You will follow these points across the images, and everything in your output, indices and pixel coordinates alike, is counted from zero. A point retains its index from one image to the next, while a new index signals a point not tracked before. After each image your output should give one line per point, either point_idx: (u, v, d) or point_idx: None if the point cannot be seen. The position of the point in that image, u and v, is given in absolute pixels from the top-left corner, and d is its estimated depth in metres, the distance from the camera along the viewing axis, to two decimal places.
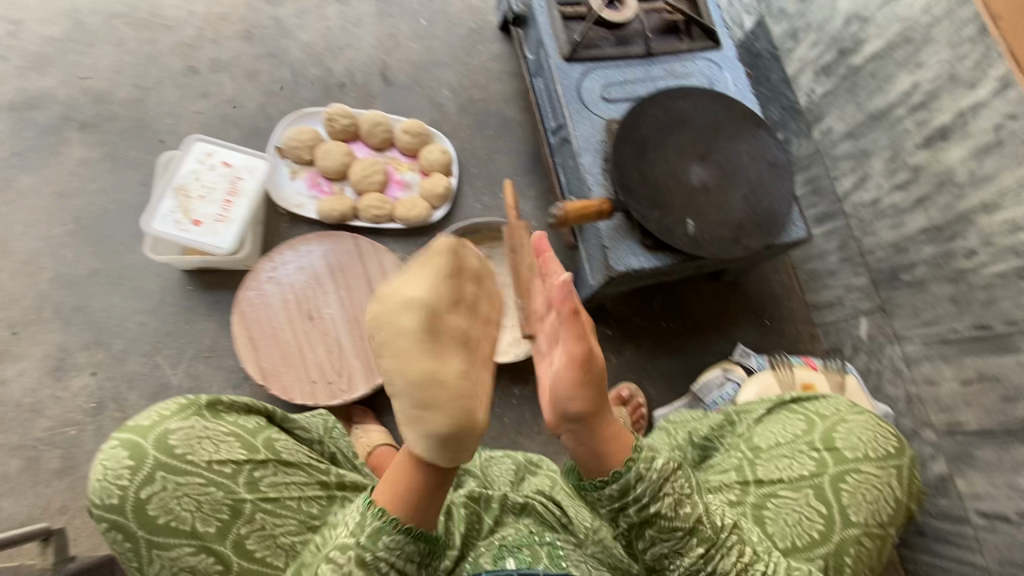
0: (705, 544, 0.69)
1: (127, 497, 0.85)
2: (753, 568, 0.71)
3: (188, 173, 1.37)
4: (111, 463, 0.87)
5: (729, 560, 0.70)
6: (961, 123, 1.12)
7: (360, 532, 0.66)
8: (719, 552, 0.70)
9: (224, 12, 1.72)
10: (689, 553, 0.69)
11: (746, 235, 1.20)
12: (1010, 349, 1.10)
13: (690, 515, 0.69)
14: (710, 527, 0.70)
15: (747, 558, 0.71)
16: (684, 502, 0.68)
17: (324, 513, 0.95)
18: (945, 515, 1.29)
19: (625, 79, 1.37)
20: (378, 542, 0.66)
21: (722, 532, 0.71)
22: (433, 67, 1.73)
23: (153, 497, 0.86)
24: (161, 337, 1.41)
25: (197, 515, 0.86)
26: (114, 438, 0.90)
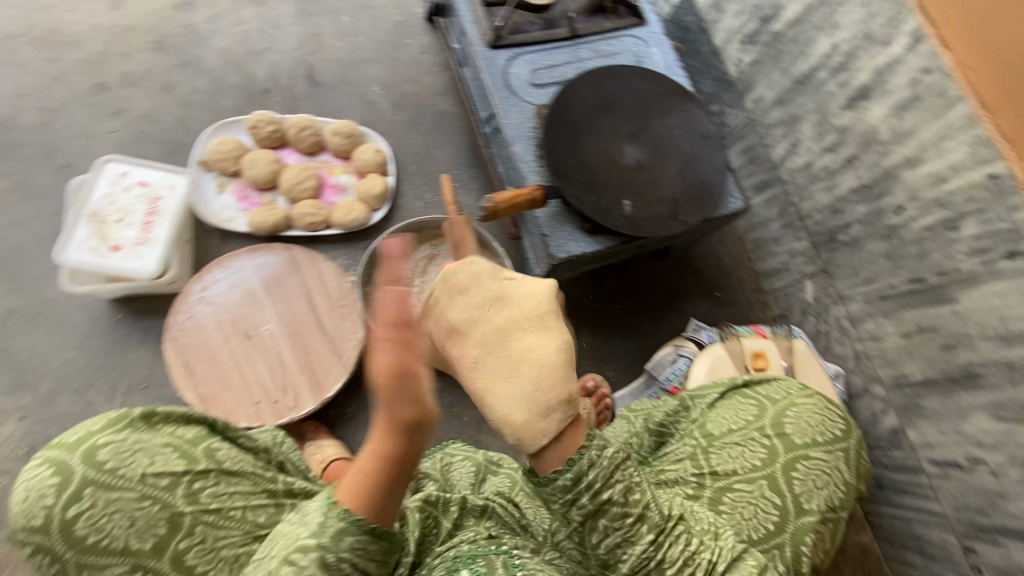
0: (655, 531, 0.68)
1: (50, 519, 0.77)
2: (701, 556, 0.69)
3: (101, 197, 1.30)
4: (34, 481, 0.79)
5: (678, 548, 0.69)
6: (879, 81, 1.13)
7: (322, 533, 0.63)
8: (670, 539, 0.69)
9: (132, 24, 1.63)
10: (640, 541, 0.68)
11: (684, 211, 1.19)
12: (945, 299, 1.12)
13: (640, 501, 0.69)
14: (660, 514, 0.69)
15: (695, 546, 0.69)
16: (634, 489, 0.69)
17: (272, 522, 0.89)
18: (900, 466, 1.32)
19: (552, 62, 1.35)
20: (342, 543, 0.63)
21: (672, 518, 0.70)
22: (360, 64, 1.66)
23: (81, 518, 0.78)
24: (92, 372, 1.34)
25: (131, 533, 0.79)
26: (41, 456, 0.82)
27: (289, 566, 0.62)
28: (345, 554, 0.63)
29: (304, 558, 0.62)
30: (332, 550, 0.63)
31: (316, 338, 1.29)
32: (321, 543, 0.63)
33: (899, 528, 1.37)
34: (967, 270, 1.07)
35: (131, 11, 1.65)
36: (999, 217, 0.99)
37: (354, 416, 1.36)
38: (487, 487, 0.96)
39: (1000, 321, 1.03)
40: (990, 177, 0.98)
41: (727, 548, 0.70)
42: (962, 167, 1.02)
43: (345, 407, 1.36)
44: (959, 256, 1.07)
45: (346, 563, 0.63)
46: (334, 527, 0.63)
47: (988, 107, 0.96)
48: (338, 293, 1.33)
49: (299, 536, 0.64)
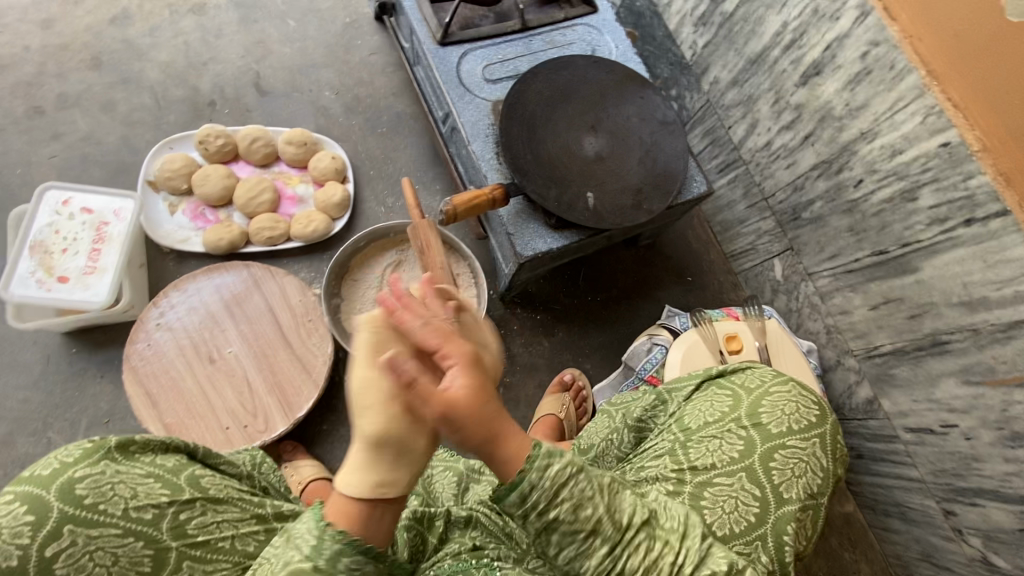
0: (609, 544, 0.67)
1: (25, 562, 0.64)
2: (663, 561, 0.68)
3: (43, 227, 1.24)
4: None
5: (637, 558, 0.67)
6: (830, 57, 1.13)
7: (319, 556, 0.60)
8: (627, 551, 0.67)
9: (64, 42, 1.56)
10: (594, 554, 0.66)
11: (648, 199, 1.17)
12: (907, 270, 1.13)
13: (590, 517, 0.66)
14: (614, 527, 0.67)
15: (657, 553, 0.68)
16: (584, 505, 0.65)
17: (263, 552, 0.78)
18: (877, 435, 1.34)
19: (505, 56, 1.32)
20: (337, 565, 0.60)
21: (628, 531, 0.68)
22: (310, 69, 1.61)
23: (60, 560, 0.66)
24: (50, 410, 1.28)
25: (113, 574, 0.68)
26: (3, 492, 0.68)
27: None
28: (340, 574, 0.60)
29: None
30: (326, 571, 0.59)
31: (283, 357, 1.25)
32: (316, 564, 0.59)
33: (880, 496, 1.39)
34: (927, 239, 1.08)
35: (62, 29, 1.57)
36: (954, 185, 0.99)
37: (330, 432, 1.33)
38: (471, 496, 0.93)
39: (962, 288, 1.04)
40: (942, 146, 0.99)
41: (694, 547, 0.70)
42: (916, 138, 1.03)
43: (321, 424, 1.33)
44: (919, 227, 1.08)
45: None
46: (329, 549, 0.60)
47: (936, 76, 0.97)
48: (303, 310, 1.29)
49: (291, 559, 0.60)
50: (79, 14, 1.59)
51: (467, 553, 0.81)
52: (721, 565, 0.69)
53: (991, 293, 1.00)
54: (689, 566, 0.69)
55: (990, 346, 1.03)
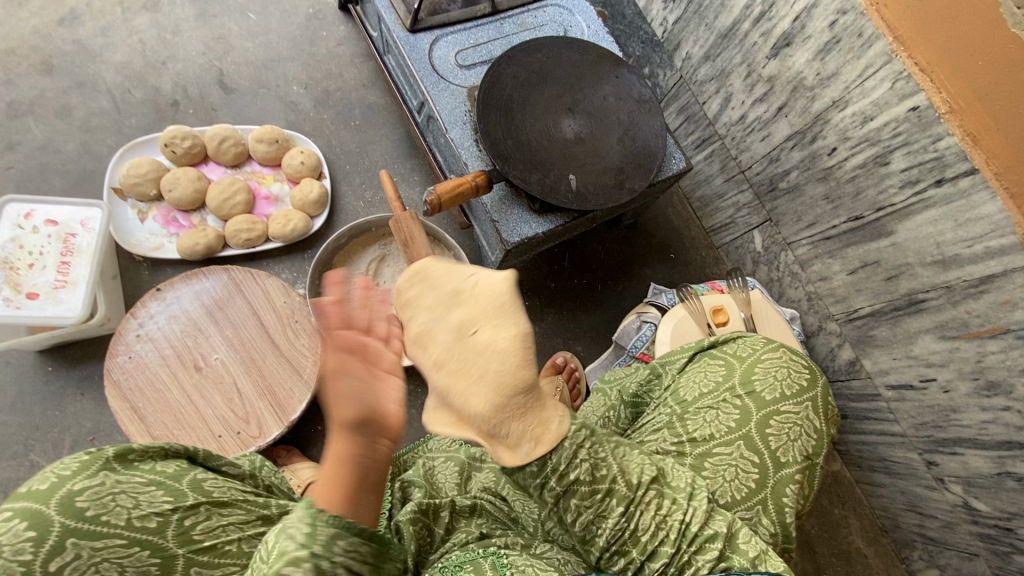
0: (624, 504, 0.68)
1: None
2: (672, 517, 0.70)
3: (6, 243, 1.18)
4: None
5: (649, 515, 0.69)
6: (799, 27, 1.14)
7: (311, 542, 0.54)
8: (640, 508, 0.69)
9: (11, 46, 1.48)
10: (611, 515, 0.67)
11: (629, 177, 1.17)
12: (883, 233, 1.16)
13: (605, 477, 0.67)
14: (626, 485, 0.68)
15: (666, 509, 0.70)
16: (598, 466, 0.67)
17: None
18: (860, 395, 1.38)
19: (477, 41, 1.30)
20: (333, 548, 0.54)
21: (640, 490, 0.69)
22: (275, 63, 1.56)
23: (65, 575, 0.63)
24: (30, 432, 1.23)
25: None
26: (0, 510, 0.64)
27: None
28: (340, 559, 0.54)
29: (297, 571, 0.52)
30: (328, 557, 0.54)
31: (271, 359, 1.23)
32: (314, 551, 0.53)
33: (865, 452, 1.45)
34: (900, 202, 1.11)
35: (8, 32, 1.49)
36: (923, 148, 1.02)
37: (326, 434, 1.32)
38: (474, 485, 0.92)
39: (936, 247, 1.08)
40: (911, 110, 1.02)
41: (699, 508, 0.72)
42: (886, 104, 1.06)
43: (316, 425, 1.32)
44: (892, 190, 1.11)
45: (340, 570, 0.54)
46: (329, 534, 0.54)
47: (902, 42, 1.00)
48: (289, 309, 1.27)
49: (285, 549, 0.54)
50: (24, 16, 1.51)
51: (473, 543, 0.80)
52: (720, 528, 0.71)
53: (962, 250, 1.03)
54: (694, 524, 0.70)
55: (963, 302, 1.07)
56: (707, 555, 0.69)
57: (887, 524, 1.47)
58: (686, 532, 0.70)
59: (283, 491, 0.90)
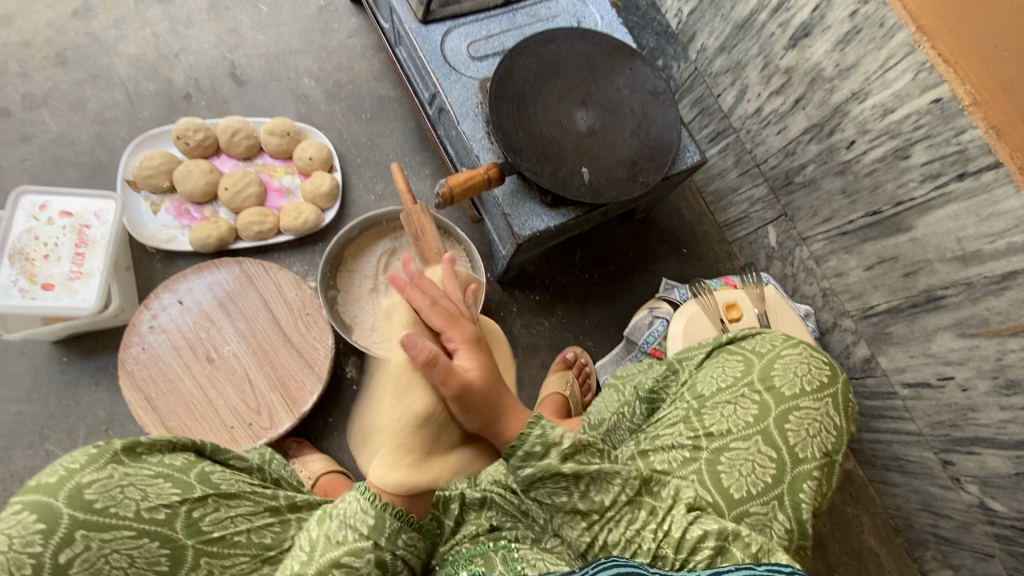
0: (589, 521, 0.75)
1: (39, 568, 0.63)
2: (646, 530, 0.73)
3: (21, 234, 1.19)
4: (10, 533, 0.63)
5: (617, 531, 0.74)
6: (818, 17, 1.12)
7: (377, 535, 0.67)
8: (608, 525, 0.74)
9: (26, 38, 1.49)
10: (577, 527, 0.75)
11: (643, 171, 1.16)
12: (902, 228, 1.14)
13: (568, 500, 0.75)
14: (592, 507, 0.75)
15: (640, 524, 0.74)
16: (560, 491, 0.75)
17: (279, 542, 0.77)
18: (875, 393, 1.36)
19: (489, 32, 1.29)
20: (396, 541, 0.68)
21: (610, 510, 0.75)
22: (287, 55, 1.56)
23: (76, 565, 0.64)
24: (46, 422, 1.25)
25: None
26: (14, 502, 0.66)
27: (342, 569, 0.64)
28: (400, 550, 0.69)
29: (356, 560, 0.65)
30: (386, 548, 0.67)
31: (283, 351, 1.24)
32: (377, 542, 0.66)
33: (879, 451, 1.43)
34: (920, 197, 1.08)
35: (23, 25, 1.50)
36: (945, 141, 1.00)
37: (336, 425, 1.32)
38: (483, 476, 0.90)
39: (956, 243, 1.06)
40: (934, 102, 0.99)
41: (679, 518, 0.74)
42: (906, 96, 1.03)
43: (326, 417, 1.32)
44: (911, 184, 1.09)
45: (399, 561, 0.69)
46: (388, 526, 0.68)
47: (925, 31, 0.97)
48: (300, 302, 1.27)
49: (343, 538, 0.66)
50: (39, 8, 1.52)
51: (484, 536, 0.80)
52: (711, 527, 0.72)
53: (984, 246, 1.01)
54: (677, 531, 0.72)
55: (984, 299, 1.05)
56: (699, 555, 0.71)
57: (900, 523, 1.45)
58: (664, 540, 0.72)
59: (291, 483, 0.90)
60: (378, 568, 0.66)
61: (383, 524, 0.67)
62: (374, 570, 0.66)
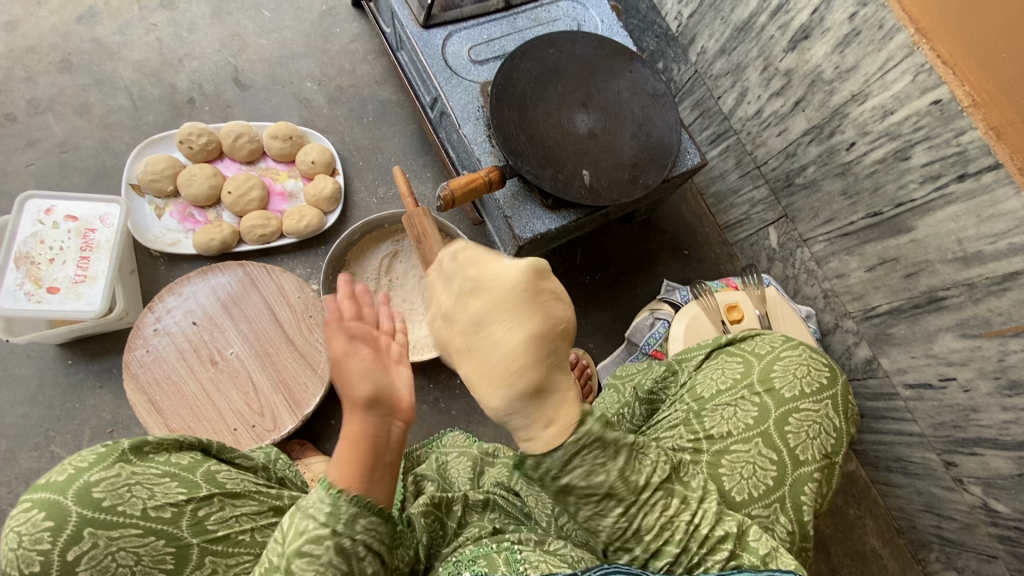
0: (625, 505, 0.66)
1: (49, 564, 0.64)
2: (678, 518, 0.68)
3: (27, 238, 1.20)
4: (21, 531, 0.65)
5: (652, 516, 0.67)
6: (818, 20, 1.13)
7: (335, 519, 0.57)
8: (643, 509, 0.67)
9: (31, 44, 1.51)
10: (610, 514, 0.66)
11: (643, 173, 1.16)
12: (903, 230, 1.14)
13: (604, 482, 0.64)
14: (628, 489, 0.66)
15: (673, 510, 0.68)
16: (596, 472, 0.64)
17: None
18: (877, 394, 1.36)
19: (490, 36, 1.30)
20: (356, 527, 0.58)
21: (644, 491, 0.67)
22: (290, 60, 1.57)
23: (83, 563, 0.65)
24: (51, 424, 1.26)
25: (136, 574, 0.67)
26: (25, 500, 0.67)
27: (303, 559, 0.55)
28: (360, 536, 0.58)
29: (318, 547, 0.56)
30: (347, 535, 0.57)
31: (285, 353, 1.24)
32: (335, 529, 0.57)
33: (882, 452, 1.43)
34: (921, 198, 1.09)
35: (28, 31, 1.52)
36: (945, 142, 1.00)
37: (339, 427, 1.33)
38: (486, 479, 0.92)
39: (957, 244, 1.06)
40: (933, 104, 0.99)
41: (710, 509, 0.71)
42: (906, 98, 1.04)
43: (329, 419, 1.33)
44: (912, 185, 1.09)
45: (361, 546, 0.58)
46: (347, 512, 0.57)
47: (923, 33, 0.98)
48: (302, 305, 1.28)
49: (304, 527, 0.57)
50: (44, 15, 1.54)
51: (486, 537, 0.80)
52: (730, 528, 0.70)
53: (985, 247, 1.02)
54: (704, 526, 0.69)
55: (985, 300, 1.05)
56: (719, 555, 0.68)
57: (904, 525, 1.45)
58: (694, 533, 0.68)
59: (296, 484, 0.90)
60: (339, 557, 0.57)
61: (340, 511, 0.57)
62: (336, 561, 0.57)
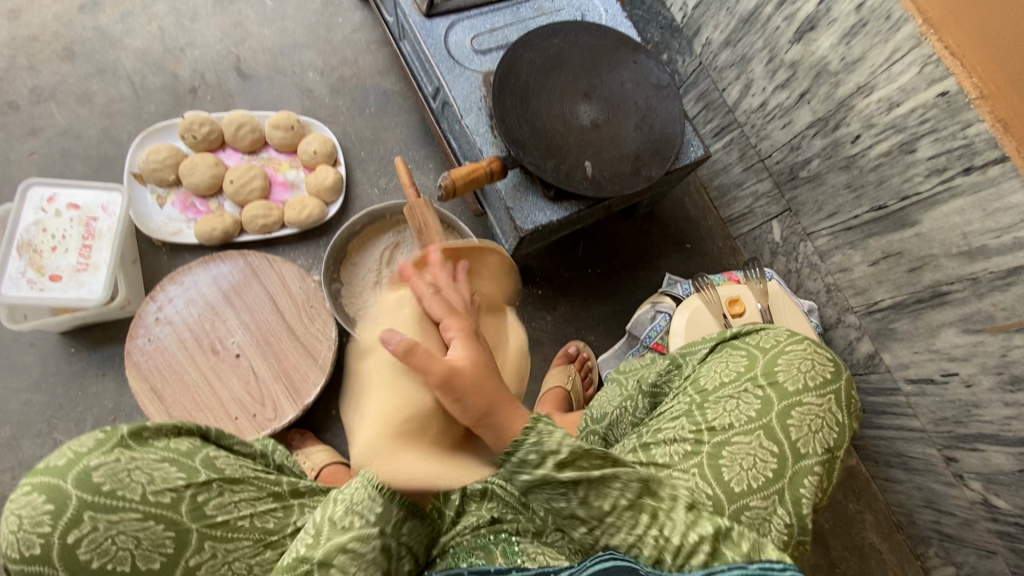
0: (589, 526, 0.69)
1: (49, 547, 0.65)
2: (648, 535, 0.67)
3: (28, 226, 1.20)
4: (22, 514, 0.66)
5: (618, 537, 0.68)
6: (825, 10, 1.11)
7: (384, 521, 0.63)
8: (608, 530, 0.68)
9: (34, 32, 1.51)
10: (576, 530, 0.70)
11: (646, 165, 1.16)
12: (907, 223, 1.14)
13: (564, 507, 0.68)
14: (590, 514, 0.68)
15: (641, 530, 0.67)
16: (558, 498, 0.67)
17: (282, 527, 0.77)
18: (879, 389, 1.36)
19: (493, 26, 1.29)
20: (401, 528, 0.65)
21: (610, 515, 0.68)
22: (292, 50, 1.57)
23: (83, 546, 0.66)
24: (54, 412, 1.27)
25: (136, 556, 0.67)
26: (27, 484, 0.69)
27: (348, 555, 0.61)
28: (402, 538, 0.65)
29: (364, 545, 0.62)
30: (392, 535, 0.64)
31: (287, 344, 1.25)
32: (382, 530, 0.63)
33: (882, 448, 1.42)
34: (926, 191, 1.08)
35: (30, 18, 1.52)
36: (952, 135, 0.99)
37: (340, 418, 1.33)
38: None
39: (962, 238, 1.05)
40: (940, 96, 0.99)
41: (680, 519, 0.67)
42: (913, 89, 1.03)
43: (329, 409, 1.33)
44: (918, 178, 1.08)
45: (403, 545, 0.66)
46: (394, 514, 0.64)
47: (932, 24, 0.96)
48: (303, 295, 1.28)
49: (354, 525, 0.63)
50: (47, 3, 1.53)
51: (485, 528, 0.79)
52: (706, 530, 0.66)
53: (990, 241, 1.01)
54: (675, 536, 0.66)
55: (989, 295, 1.04)
56: (696, 559, 0.65)
57: (903, 520, 1.45)
58: (666, 546, 0.66)
59: (295, 472, 0.90)
60: (382, 555, 0.63)
61: (389, 511, 0.63)
62: (380, 558, 0.63)
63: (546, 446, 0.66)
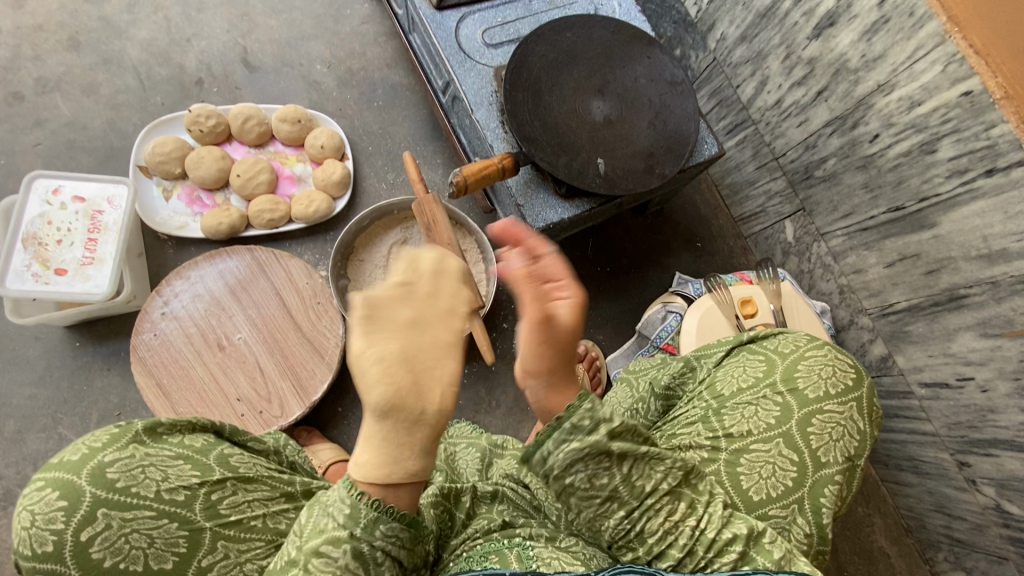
0: (629, 508, 0.66)
1: (61, 545, 0.64)
2: (684, 523, 0.67)
3: (34, 218, 1.19)
4: (35, 510, 0.65)
5: (656, 520, 0.66)
6: (845, 6, 1.09)
7: (353, 523, 0.57)
8: (648, 514, 0.66)
9: (39, 22, 1.49)
10: (613, 516, 0.66)
11: (660, 163, 1.14)
12: (925, 225, 1.11)
13: (607, 486, 0.65)
14: (633, 494, 0.66)
15: (679, 515, 0.67)
16: (600, 476, 0.64)
17: (295, 528, 0.76)
18: (891, 393, 1.34)
19: (504, 19, 1.26)
20: (375, 532, 0.57)
21: (650, 497, 0.66)
22: (300, 42, 1.55)
23: (96, 543, 0.65)
24: (59, 406, 1.26)
25: (149, 555, 0.67)
26: (39, 479, 0.67)
27: (319, 558, 0.56)
28: (378, 543, 0.58)
29: (335, 549, 0.57)
30: (365, 540, 0.57)
31: (293, 341, 1.23)
32: (353, 532, 0.57)
33: (893, 451, 1.41)
34: (945, 192, 1.05)
35: (36, 8, 1.50)
36: (974, 135, 0.97)
37: (346, 415, 1.32)
38: (495, 471, 0.92)
39: (982, 241, 1.03)
40: (963, 96, 0.96)
41: (715, 511, 0.69)
42: (936, 88, 1.00)
43: (336, 406, 1.32)
44: (937, 179, 1.06)
45: (379, 552, 0.58)
46: (366, 516, 0.57)
47: (956, 22, 0.94)
48: (312, 291, 1.26)
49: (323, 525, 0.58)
50: None
51: (496, 532, 0.78)
52: (740, 530, 0.67)
53: (1011, 244, 0.99)
54: (711, 530, 0.67)
55: (1009, 299, 1.02)
56: (726, 557, 0.66)
57: (913, 524, 1.44)
58: (699, 536, 0.67)
59: (305, 470, 0.89)
60: (357, 561, 0.57)
61: (359, 513, 0.57)
62: (353, 564, 0.57)
63: (599, 414, 0.63)
